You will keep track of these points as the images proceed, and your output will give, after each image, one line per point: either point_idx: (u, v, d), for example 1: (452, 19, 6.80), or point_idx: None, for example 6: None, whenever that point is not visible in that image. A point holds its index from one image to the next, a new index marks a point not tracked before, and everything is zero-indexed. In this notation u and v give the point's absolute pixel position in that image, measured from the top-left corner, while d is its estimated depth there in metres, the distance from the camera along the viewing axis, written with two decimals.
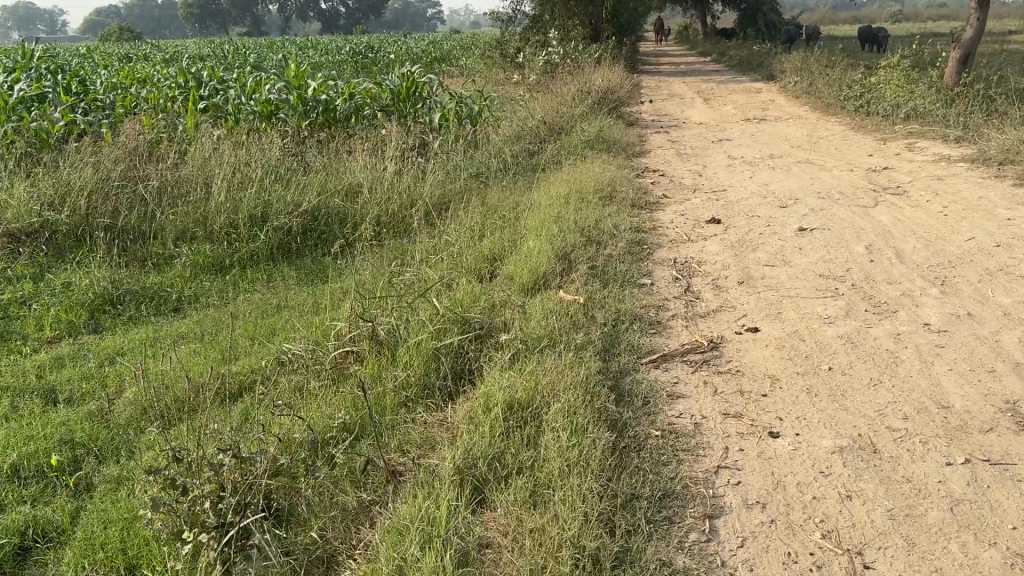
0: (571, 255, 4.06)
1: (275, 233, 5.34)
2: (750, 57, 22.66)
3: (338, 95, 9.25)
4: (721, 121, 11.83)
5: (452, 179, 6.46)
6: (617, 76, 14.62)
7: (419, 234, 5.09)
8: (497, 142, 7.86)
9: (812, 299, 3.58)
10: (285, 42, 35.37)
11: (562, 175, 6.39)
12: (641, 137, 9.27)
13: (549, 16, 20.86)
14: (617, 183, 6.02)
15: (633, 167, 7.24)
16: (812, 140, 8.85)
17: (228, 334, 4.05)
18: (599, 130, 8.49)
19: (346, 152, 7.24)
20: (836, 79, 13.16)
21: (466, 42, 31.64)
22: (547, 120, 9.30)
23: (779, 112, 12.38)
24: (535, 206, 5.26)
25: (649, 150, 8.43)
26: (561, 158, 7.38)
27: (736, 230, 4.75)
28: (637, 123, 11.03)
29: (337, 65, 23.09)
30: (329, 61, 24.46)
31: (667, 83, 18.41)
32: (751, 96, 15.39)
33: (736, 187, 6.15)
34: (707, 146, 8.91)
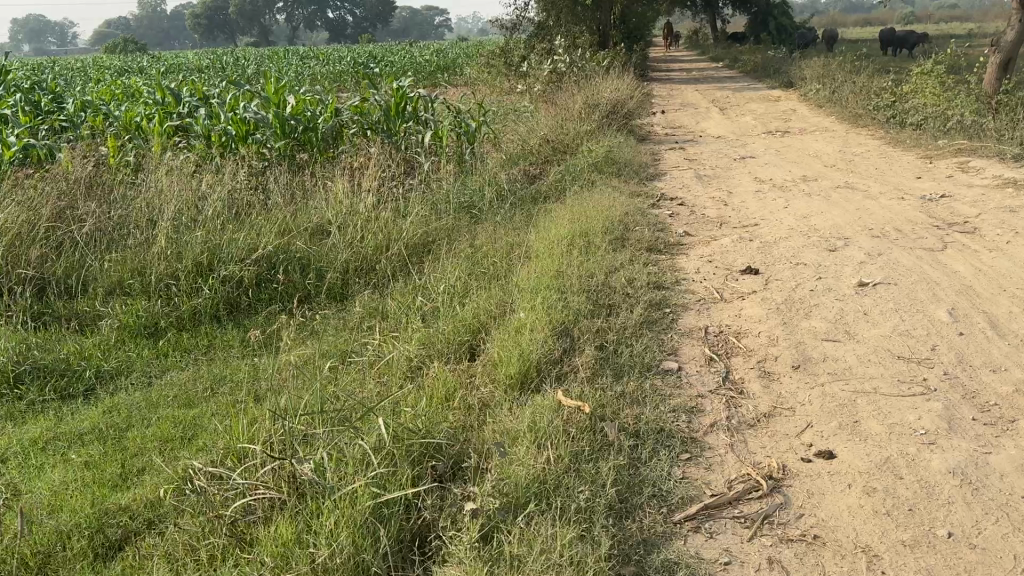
0: (574, 329, 3.18)
1: (222, 286, 4.47)
2: (765, 62, 21.74)
3: (322, 113, 8.40)
4: (740, 134, 10.94)
5: (439, 214, 5.60)
6: (627, 85, 13.72)
7: (393, 290, 4.23)
8: (494, 166, 7.01)
9: (896, 400, 2.68)
10: (285, 52, 34.59)
11: (566, 208, 5.51)
12: (655, 156, 8.40)
13: (555, 23, 19.99)
14: (631, 219, 5.14)
15: (648, 194, 6.36)
16: (847, 157, 7.96)
17: (138, 434, 3.16)
18: (609, 149, 7.62)
19: (322, 180, 6.39)
20: (863, 86, 12.25)
21: (470, 51, 30.81)
22: (551, 138, 8.44)
23: (803, 124, 11.47)
24: (532, 252, 4.39)
25: (665, 171, 7.55)
26: (565, 185, 6.51)
27: (779, 283, 3.86)
28: (649, 139, 10.14)
29: (336, 76, 22.30)
30: (328, 71, 23.70)
31: (679, 91, 17.53)
32: (769, 105, 14.48)
33: (771, 220, 5.26)
34: (728, 165, 8.03)
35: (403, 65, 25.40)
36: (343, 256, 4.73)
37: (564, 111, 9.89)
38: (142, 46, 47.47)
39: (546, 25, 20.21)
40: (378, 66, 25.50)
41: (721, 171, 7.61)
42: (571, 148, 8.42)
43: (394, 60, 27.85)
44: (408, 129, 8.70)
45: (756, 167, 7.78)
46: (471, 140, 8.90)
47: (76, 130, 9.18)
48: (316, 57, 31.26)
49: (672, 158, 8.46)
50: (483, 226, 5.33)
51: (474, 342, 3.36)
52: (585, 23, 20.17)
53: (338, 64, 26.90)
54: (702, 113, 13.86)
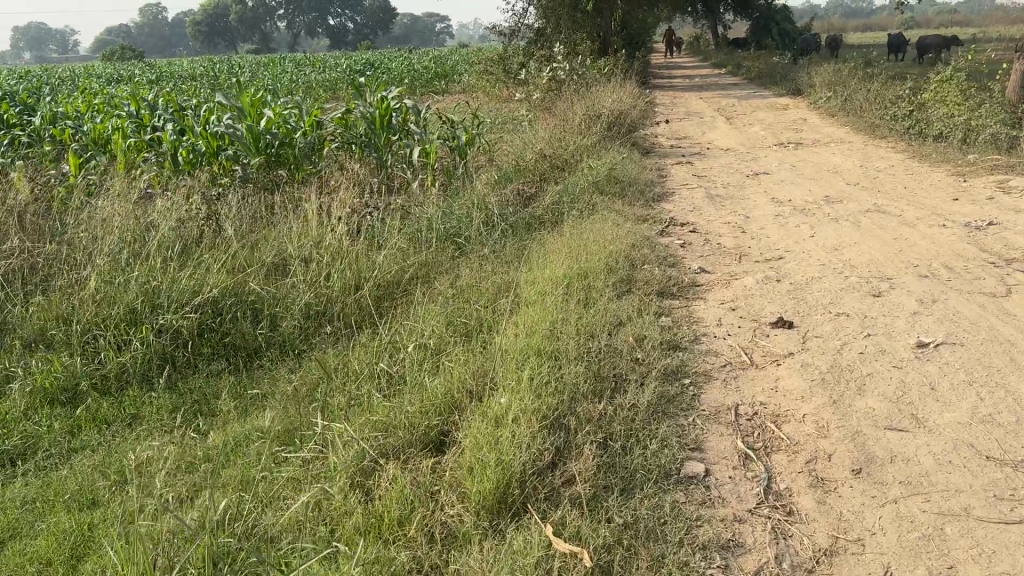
0: (570, 416, 2.50)
1: (158, 338, 3.80)
2: (770, 68, 21.07)
3: (301, 127, 7.74)
4: (750, 146, 10.27)
5: (418, 247, 4.93)
6: (629, 94, 13.06)
7: (357, 347, 3.57)
8: (484, 186, 6.35)
9: (998, 532, 2.01)
10: (281, 60, 33.98)
11: (564, 237, 4.83)
12: (661, 173, 7.73)
13: (553, 29, 19.38)
14: (636, 252, 4.47)
15: (654, 218, 5.70)
16: (870, 174, 7.29)
17: (17, 553, 2.50)
18: (611, 166, 6.96)
19: (293, 205, 5.73)
20: (879, 94, 11.57)
21: (468, 58, 30.18)
22: (548, 152, 7.78)
23: (816, 135, 10.79)
24: (523, 297, 3.71)
25: (673, 190, 6.88)
26: (562, 209, 5.85)
27: (820, 343, 3.19)
28: (653, 152, 9.49)
29: (329, 85, 21.68)
30: (321, 79, 23.10)
31: (683, 99, 16.88)
32: (778, 114, 13.80)
33: (798, 253, 4.59)
34: (740, 182, 7.37)
35: (399, 73, 24.80)
36: (301, 297, 4.06)
37: (562, 122, 9.23)
38: (138, 54, 46.88)
39: (545, 31, 19.59)
40: (375, 75, 24.90)
41: (733, 190, 6.94)
42: (569, 164, 7.76)
43: (391, 68, 27.22)
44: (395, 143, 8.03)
45: (772, 185, 7.11)
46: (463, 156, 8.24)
47: (39, 146, 8.54)
48: (311, 63, 30.69)
49: (678, 174, 7.80)
50: (468, 261, 4.66)
51: (447, 426, 2.68)
52: (585, 29, 19.53)
53: (333, 72, 26.28)
54: (708, 122, 13.20)
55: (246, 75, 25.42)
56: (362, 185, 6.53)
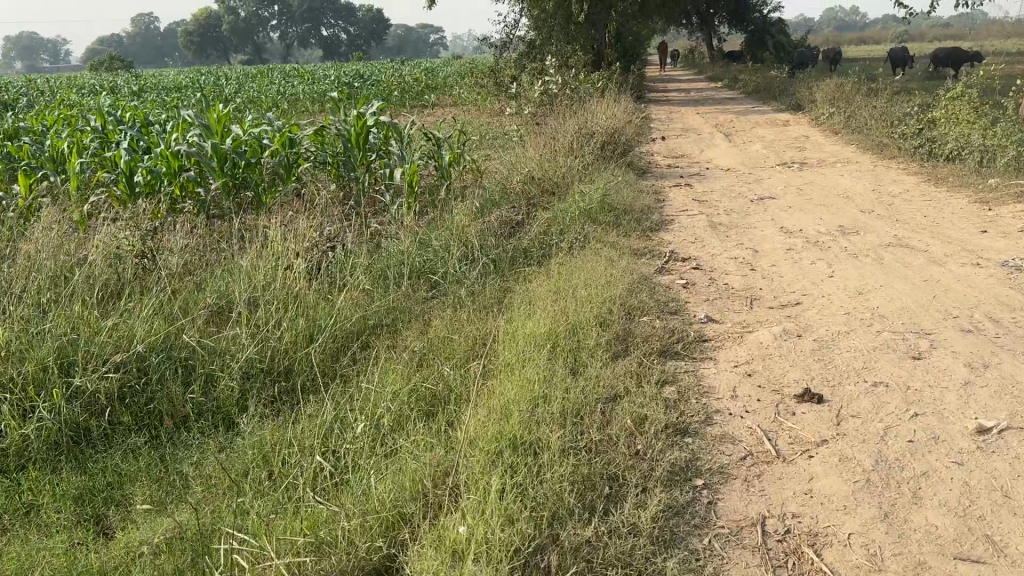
0: (551, 548, 1.93)
1: (71, 404, 3.22)
2: (767, 82, 20.64)
3: (272, 145, 7.18)
4: (751, 165, 9.76)
5: (387, 289, 4.37)
6: (623, 110, 12.56)
7: (302, 422, 3.00)
8: (465, 214, 5.80)
9: None
10: (270, 71, 33.45)
11: (551, 278, 4.28)
12: (658, 197, 7.20)
13: (545, 40, 18.92)
14: (634, 297, 3.91)
15: (652, 252, 5.16)
16: (884, 200, 6.77)
17: None
18: (604, 190, 6.41)
19: (252, 240, 5.18)
20: (884, 112, 11.08)
21: (459, 70, 29.72)
22: (537, 174, 7.24)
23: (820, 154, 10.29)
24: (500, 360, 3.15)
25: (672, 217, 6.34)
26: (551, 241, 5.30)
27: (858, 424, 2.62)
28: (649, 173, 8.97)
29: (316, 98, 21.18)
30: (308, 93, 22.62)
31: (680, 114, 16.40)
32: (778, 131, 13.31)
33: (817, 299, 4.04)
34: (745, 208, 6.83)
35: (388, 86, 24.30)
36: (243, 352, 3.48)
37: (553, 141, 8.69)
38: (128, 64, 46.31)
39: (537, 44, 19.12)
40: (364, 87, 24.39)
41: (737, 217, 6.40)
42: (559, 187, 7.22)
43: (381, 80, 26.71)
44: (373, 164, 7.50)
45: (779, 212, 6.58)
46: (446, 178, 7.71)
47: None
48: (300, 75, 30.20)
49: (677, 198, 7.26)
50: (442, 307, 4.10)
51: (394, 549, 2.11)
52: (578, 43, 19.06)
53: (322, 83, 25.76)
54: (706, 140, 12.70)
55: (233, 87, 24.89)
56: (333, 212, 5.99)
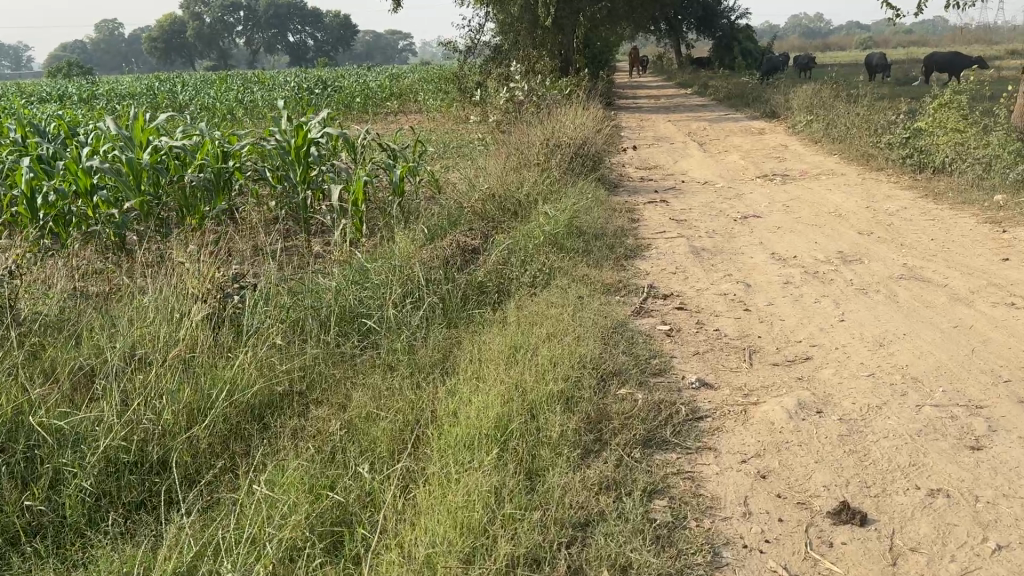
0: None
1: None
2: (739, 89, 20.15)
3: (201, 159, 6.35)
4: (730, 178, 9.10)
5: (307, 340, 3.60)
6: (593, 118, 11.85)
7: (163, 553, 2.20)
8: (412, 242, 5.04)
9: None
10: (229, 77, 32.33)
11: (506, 326, 3.52)
12: (632, 217, 6.48)
13: (511, 45, 18.25)
14: (607, 352, 3.17)
15: (628, 287, 4.42)
16: (881, 219, 6.13)
17: None
18: (572, 210, 5.69)
19: (156, 274, 4.36)
20: (868, 119, 10.49)
21: (424, 76, 28.92)
22: (498, 192, 6.49)
23: (802, 165, 9.66)
24: (431, 459, 2.38)
25: (648, 242, 5.61)
26: (510, 272, 4.54)
27: (923, 567, 1.90)
28: (621, 187, 8.28)
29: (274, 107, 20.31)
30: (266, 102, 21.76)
31: (651, 122, 15.81)
32: (754, 140, 12.69)
33: (831, 354, 3.32)
34: (728, 229, 6.13)
35: (349, 93, 23.40)
36: (99, 441, 2.68)
37: (517, 154, 7.94)
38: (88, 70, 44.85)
39: (502, 49, 18.38)
40: (324, 95, 23.49)
41: (722, 240, 5.70)
42: (522, 206, 6.47)
43: (342, 87, 25.82)
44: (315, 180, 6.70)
45: (767, 233, 5.88)
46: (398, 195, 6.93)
47: None
48: (260, 81, 29.27)
49: (653, 218, 6.55)
50: (371, 365, 3.32)
51: None
52: (545, 49, 18.35)
53: (281, 90, 24.80)
54: (680, 149, 12.07)
55: (187, 95, 23.84)
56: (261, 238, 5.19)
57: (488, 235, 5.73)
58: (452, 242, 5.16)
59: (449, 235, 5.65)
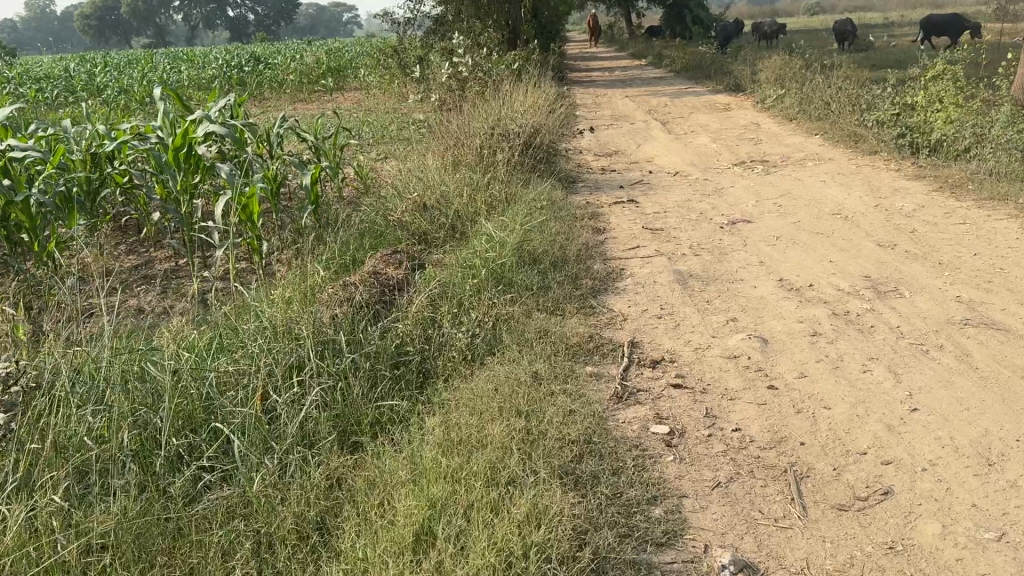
0: None
1: None
2: (696, 59, 19.04)
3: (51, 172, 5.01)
4: (703, 166, 7.97)
5: (116, 488, 2.36)
6: (545, 98, 10.61)
7: None
8: (312, 293, 3.81)
9: None
10: (158, 56, 30.25)
11: (420, 443, 2.33)
12: (598, 228, 5.31)
13: (454, 18, 16.81)
14: (581, 508, 2.01)
15: (601, 347, 3.24)
16: (898, 224, 5.05)
17: None
18: (524, 227, 4.49)
19: None
20: (851, 93, 9.43)
21: (366, 51, 27.30)
22: (431, 204, 5.27)
23: (781, 149, 8.57)
24: None
25: (622, 266, 4.43)
26: (441, 330, 3.34)
27: None
28: (579, 183, 7.10)
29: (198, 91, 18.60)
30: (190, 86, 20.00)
31: (607, 99, 14.61)
32: (721, 117, 11.58)
33: (922, 487, 2.19)
34: (716, 241, 4.98)
35: (282, 71, 21.79)
36: None
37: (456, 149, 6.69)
38: (16, 49, 42.16)
39: (445, 20, 16.95)
40: (256, 73, 21.84)
41: (712, 259, 4.55)
42: (462, 216, 5.26)
43: (276, 64, 24.16)
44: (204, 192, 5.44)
45: (766, 248, 4.75)
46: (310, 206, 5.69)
47: None
48: (187, 60, 27.30)
49: (622, 227, 5.39)
50: (206, 533, 2.11)
51: None
52: (490, 20, 17.02)
53: (209, 69, 23.06)
54: (642, 131, 10.90)
55: (106, 77, 22.02)
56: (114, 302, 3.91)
57: (420, 262, 4.54)
58: (366, 280, 3.95)
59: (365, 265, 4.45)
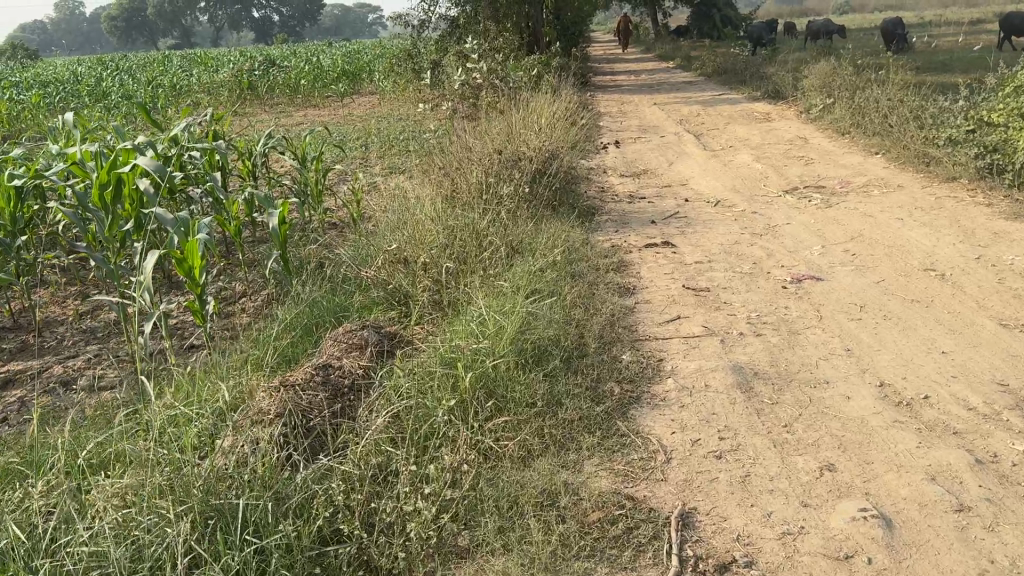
0: None
1: None
2: (729, 62, 17.87)
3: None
4: (748, 192, 6.86)
5: None
6: (565, 109, 9.54)
7: None
8: (232, 415, 2.79)
9: None
10: (173, 59, 29.50)
11: None
12: (627, 286, 4.24)
13: (470, 18, 15.79)
14: None
15: (639, 525, 2.18)
16: (1017, 288, 3.94)
17: None
18: (529, 301, 3.44)
19: None
20: (915, 105, 8.28)
21: (382, 53, 26.40)
22: (412, 254, 4.21)
23: (837, 173, 7.44)
24: None
25: (660, 351, 3.34)
26: (397, 487, 2.31)
27: None
28: (602, 217, 6.03)
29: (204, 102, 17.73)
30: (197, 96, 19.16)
31: (634, 106, 13.51)
32: (762, 129, 10.43)
33: None
34: (780, 308, 3.88)
35: (294, 74, 20.90)
36: None
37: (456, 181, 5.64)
38: (37, 50, 41.79)
39: (460, 22, 15.92)
40: (266, 77, 20.96)
41: (780, 341, 3.44)
42: (448, 254, 4.16)
43: (289, 67, 23.26)
44: (143, 236, 4.58)
45: (848, 324, 3.64)
46: (276, 251, 4.80)
47: None
48: (201, 63, 26.53)
49: (658, 283, 4.30)
50: None
51: None
52: (508, 22, 15.94)
53: (219, 72, 22.22)
54: (673, 145, 9.80)
55: (113, 81, 21.25)
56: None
57: (394, 339, 3.55)
58: (307, 383, 2.94)
59: (322, 348, 3.48)
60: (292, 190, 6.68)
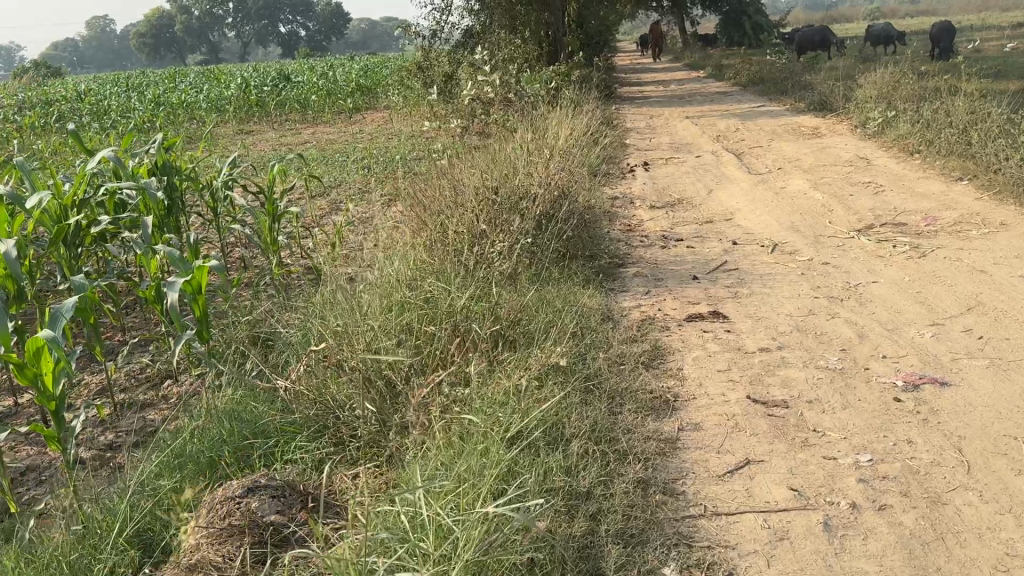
0: None
1: None
2: (766, 70, 16.49)
3: None
4: (810, 231, 5.54)
5: None
6: (586, 128, 8.26)
7: None
8: None
9: None
10: (186, 74, 28.57)
11: None
12: (665, 396, 2.95)
13: (484, 28, 14.57)
14: None
15: None
16: None
17: None
18: (509, 459, 2.16)
19: None
20: (1004, 120, 6.92)
21: (397, 66, 25.23)
22: (350, 352, 2.94)
23: (917, 205, 6.07)
24: None
25: (725, 549, 2.08)
26: None
27: None
28: (629, 270, 4.74)
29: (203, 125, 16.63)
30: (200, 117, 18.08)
31: (664, 120, 12.19)
32: (813, 147, 9.08)
33: None
34: (900, 446, 2.58)
35: (302, 91, 19.79)
36: None
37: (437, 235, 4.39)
38: (56, 66, 41.27)
39: (474, 31, 14.70)
40: (276, 92, 19.90)
41: (919, 527, 2.15)
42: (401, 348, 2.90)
43: (301, 81, 22.21)
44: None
45: (1018, 483, 2.34)
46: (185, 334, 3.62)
47: None
48: (212, 79, 25.59)
49: (710, 388, 3.00)
50: None
51: None
52: (526, 33, 14.70)
53: (227, 88, 21.18)
54: (712, 167, 8.47)
55: (115, 99, 20.22)
56: None
57: (312, 507, 2.37)
58: None
59: (192, 529, 2.25)
60: (250, 238, 5.56)
